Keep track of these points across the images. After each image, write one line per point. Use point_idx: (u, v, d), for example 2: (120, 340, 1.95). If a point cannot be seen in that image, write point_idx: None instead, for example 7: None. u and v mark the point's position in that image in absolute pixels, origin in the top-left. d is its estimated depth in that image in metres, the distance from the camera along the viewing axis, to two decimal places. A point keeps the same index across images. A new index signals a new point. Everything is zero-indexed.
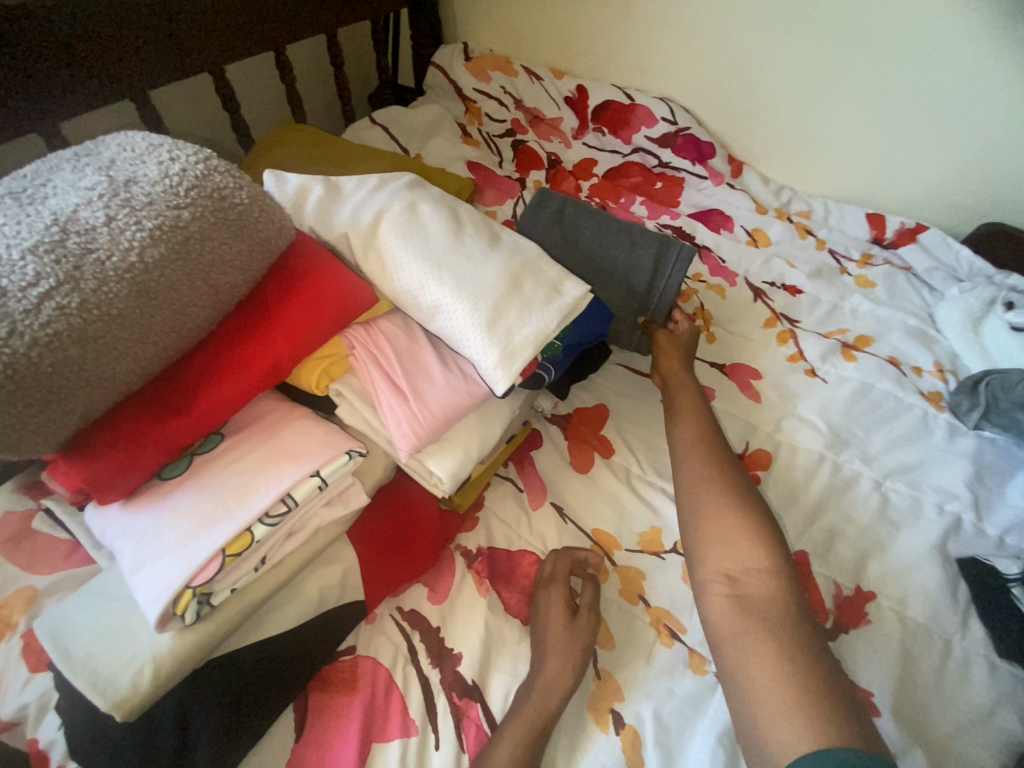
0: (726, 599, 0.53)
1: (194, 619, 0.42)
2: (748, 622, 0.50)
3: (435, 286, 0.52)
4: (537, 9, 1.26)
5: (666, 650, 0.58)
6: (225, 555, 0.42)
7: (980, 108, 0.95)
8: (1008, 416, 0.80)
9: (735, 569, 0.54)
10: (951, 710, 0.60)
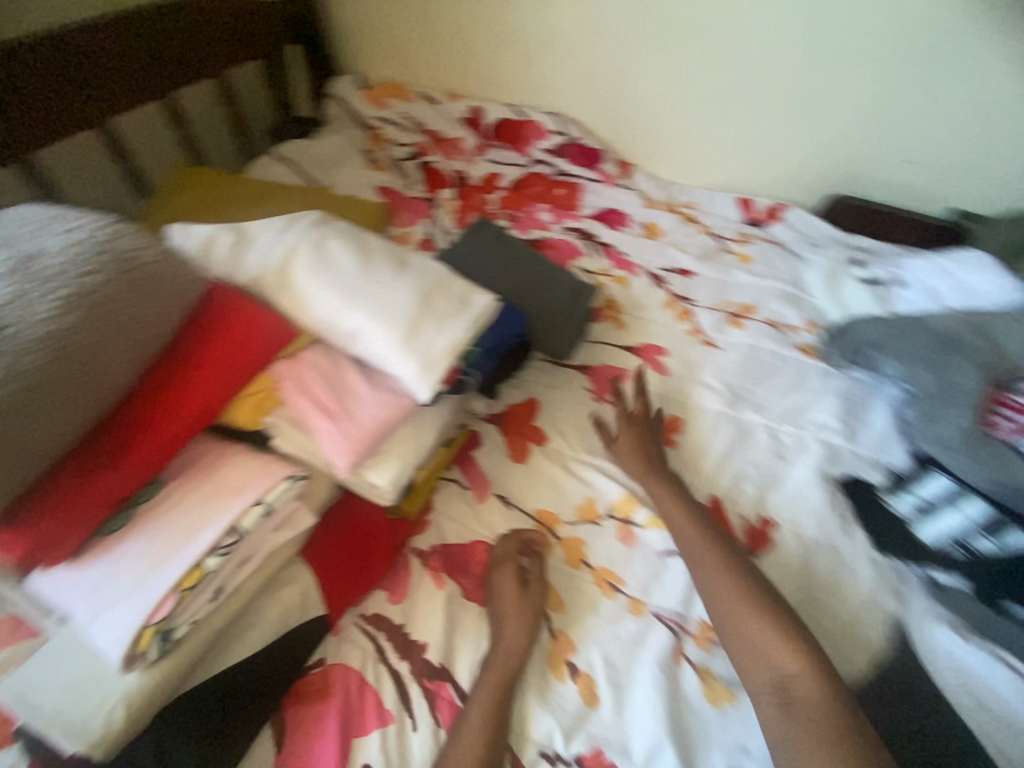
0: (779, 709, 0.51)
1: (159, 654, 0.45)
2: (805, 734, 0.48)
3: (352, 313, 0.57)
4: (423, 39, 1.33)
5: (608, 601, 0.67)
6: (181, 591, 0.45)
7: (807, 101, 1.13)
8: (867, 358, 0.94)
9: (779, 674, 0.53)
10: (848, 602, 0.72)
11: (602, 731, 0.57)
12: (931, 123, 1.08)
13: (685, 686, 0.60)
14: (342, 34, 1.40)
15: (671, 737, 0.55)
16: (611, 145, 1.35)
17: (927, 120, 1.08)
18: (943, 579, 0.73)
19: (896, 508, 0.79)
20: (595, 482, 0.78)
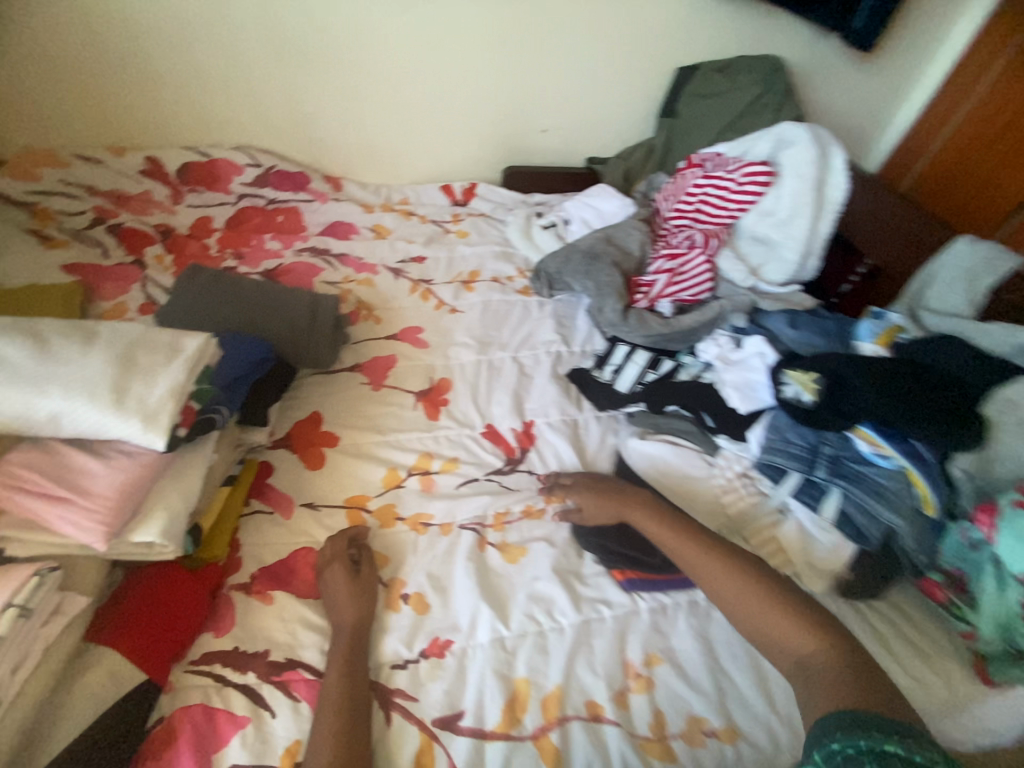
0: (800, 679, 0.58)
1: None
2: (827, 700, 0.54)
3: (44, 399, 0.57)
4: (60, 99, 1.24)
5: (422, 536, 0.81)
6: None
7: (452, 96, 1.40)
8: (560, 283, 1.24)
9: (794, 653, 0.61)
10: (593, 450, 0.98)
11: (438, 623, 0.70)
12: (541, 98, 1.45)
13: (492, 563, 0.77)
14: None
15: (488, 597, 0.72)
16: (314, 166, 1.45)
17: (538, 97, 1.44)
18: (633, 409, 1.03)
19: (603, 378, 1.07)
20: (392, 455, 0.91)
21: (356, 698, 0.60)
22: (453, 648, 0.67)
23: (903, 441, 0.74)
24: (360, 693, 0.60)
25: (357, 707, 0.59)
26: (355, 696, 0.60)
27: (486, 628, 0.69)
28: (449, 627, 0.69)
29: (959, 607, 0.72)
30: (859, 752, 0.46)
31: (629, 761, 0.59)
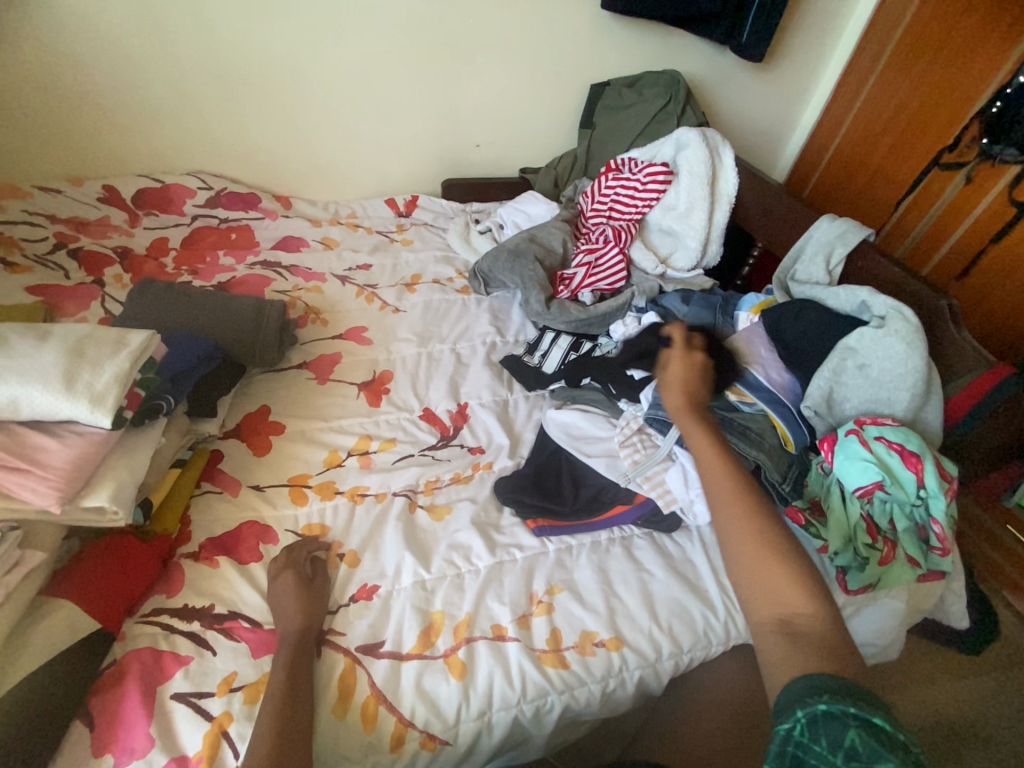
0: (782, 639, 0.57)
1: None
2: (800, 657, 0.55)
3: (2, 387, 0.66)
4: (20, 135, 1.34)
5: (361, 504, 0.88)
6: None
7: (390, 118, 1.53)
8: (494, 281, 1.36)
9: (782, 612, 0.60)
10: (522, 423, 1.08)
11: (368, 571, 0.77)
12: (473, 116, 1.59)
13: (421, 521, 0.86)
14: None
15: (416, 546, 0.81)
16: (265, 186, 1.57)
17: (470, 115, 1.59)
18: (556, 386, 1.13)
19: (533, 363, 1.16)
20: (333, 439, 1.00)
21: (298, 662, 0.64)
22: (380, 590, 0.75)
23: (763, 389, 0.89)
24: (306, 653, 0.65)
25: (300, 667, 0.63)
26: (302, 657, 0.65)
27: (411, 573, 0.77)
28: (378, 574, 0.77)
29: (815, 528, 0.79)
30: (834, 712, 0.45)
31: (526, 671, 0.68)
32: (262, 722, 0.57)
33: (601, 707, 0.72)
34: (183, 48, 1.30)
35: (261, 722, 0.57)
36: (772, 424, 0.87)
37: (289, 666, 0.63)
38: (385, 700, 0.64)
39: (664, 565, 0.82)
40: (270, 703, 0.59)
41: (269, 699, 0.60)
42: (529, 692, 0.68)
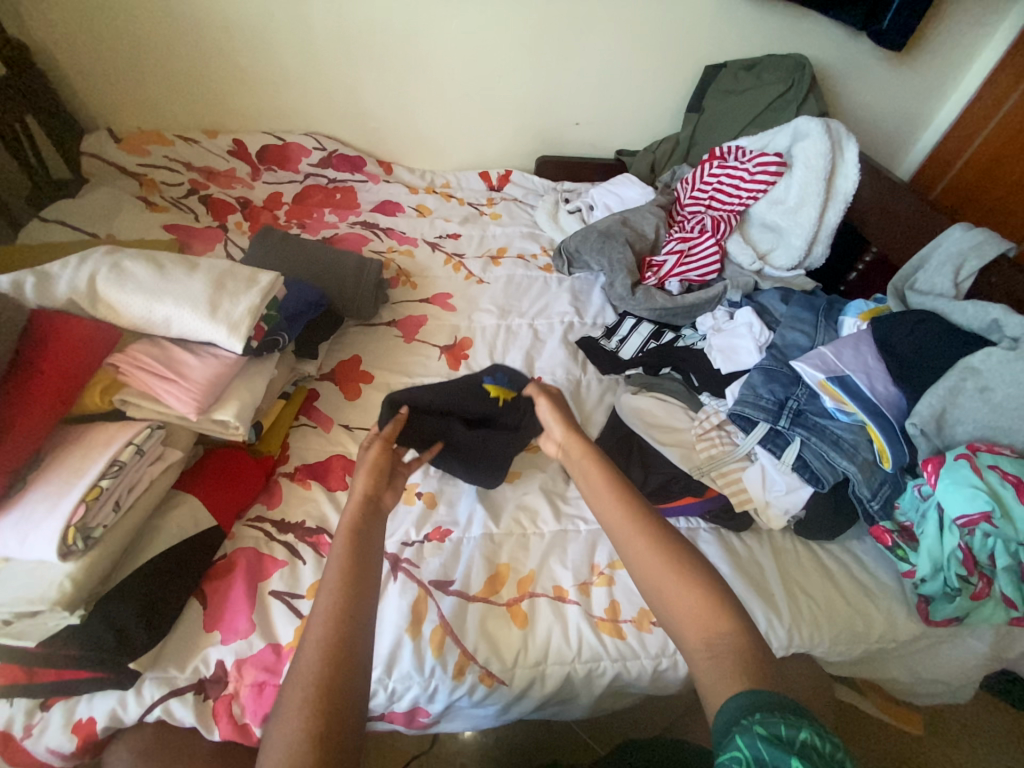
0: (708, 661, 0.51)
1: (85, 545, 0.61)
2: (726, 680, 0.49)
3: (161, 306, 0.77)
4: (169, 89, 1.49)
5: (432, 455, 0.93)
6: (86, 500, 0.61)
7: (495, 91, 1.55)
8: (580, 261, 1.35)
9: (704, 630, 0.53)
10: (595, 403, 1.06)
11: (443, 515, 0.82)
12: (575, 93, 1.57)
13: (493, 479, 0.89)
14: (81, 97, 1.49)
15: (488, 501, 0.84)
16: (369, 150, 1.65)
17: (573, 92, 1.57)
18: (633, 371, 1.10)
19: (610, 347, 1.14)
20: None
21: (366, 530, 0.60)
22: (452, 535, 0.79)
23: (864, 398, 0.81)
24: (372, 531, 0.60)
25: (365, 534, 0.59)
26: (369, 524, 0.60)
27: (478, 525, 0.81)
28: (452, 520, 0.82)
29: (903, 551, 0.78)
30: (773, 736, 0.43)
31: (584, 633, 0.71)
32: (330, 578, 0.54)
33: (650, 683, 0.73)
34: (314, 13, 1.38)
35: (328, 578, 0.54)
36: (869, 437, 0.81)
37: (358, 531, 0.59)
38: (451, 632, 0.70)
39: (731, 560, 0.81)
40: (336, 562, 0.55)
41: (336, 556, 0.56)
42: (583, 653, 0.70)
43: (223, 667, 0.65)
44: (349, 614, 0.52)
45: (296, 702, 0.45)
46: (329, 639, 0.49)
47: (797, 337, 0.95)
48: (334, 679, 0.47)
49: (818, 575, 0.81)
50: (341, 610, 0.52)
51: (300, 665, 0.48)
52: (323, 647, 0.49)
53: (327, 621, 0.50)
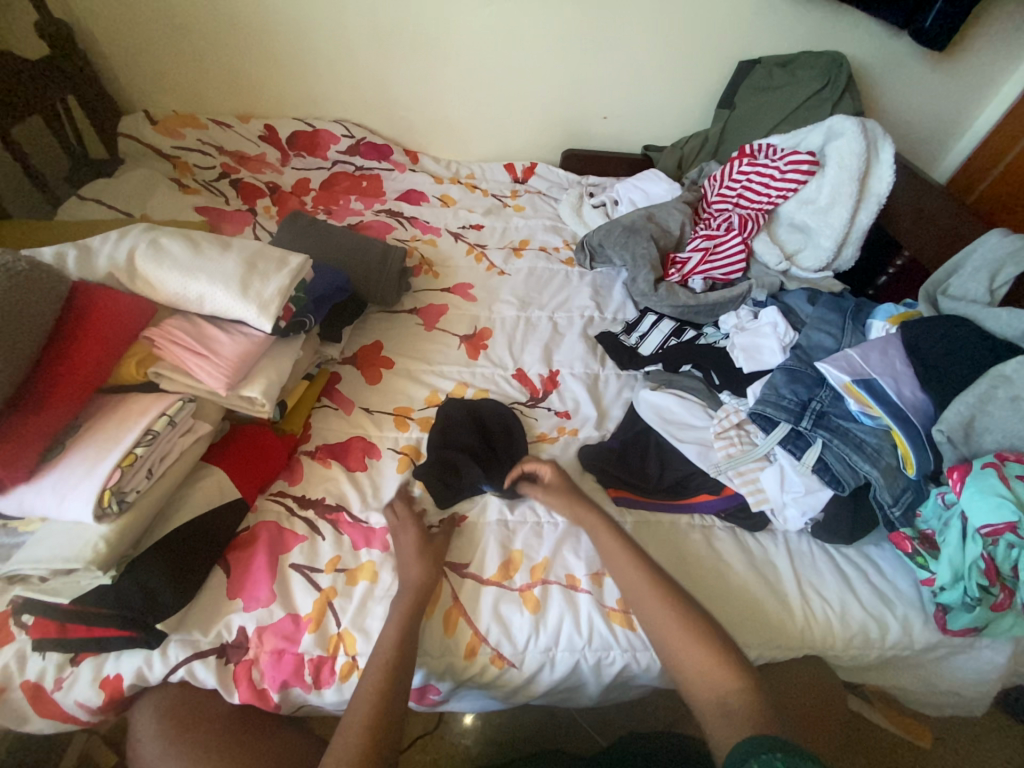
0: (721, 720, 0.56)
1: (118, 508, 0.63)
2: (741, 735, 0.54)
3: (195, 283, 0.79)
4: (204, 73, 1.52)
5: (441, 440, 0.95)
6: (122, 465, 0.64)
7: (523, 83, 1.54)
8: (602, 255, 1.34)
9: (718, 693, 0.59)
10: (613, 397, 1.07)
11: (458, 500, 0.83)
12: (604, 87, 1.56)
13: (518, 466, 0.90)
14: (119, 78, 1.53)
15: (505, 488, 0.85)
16: (396, 139, 1.66)
17: (602, 85, 1.56)
18: (652, 368, 1.10)
19: (630, 343, 1.14)
20: (434, 381, 1.06)
21: (432, 563, 0.72)
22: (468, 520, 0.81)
23: (890, 401, 0.79)
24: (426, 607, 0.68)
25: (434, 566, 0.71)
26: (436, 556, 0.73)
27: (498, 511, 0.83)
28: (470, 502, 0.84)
29: (922, 558, 0.77)
30: None
31: (595, 622, 0.72)
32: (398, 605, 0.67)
33: (658, 676, 0.74)
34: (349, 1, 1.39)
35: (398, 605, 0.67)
36: (893, 442, 0.80)
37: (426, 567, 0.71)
38: (465, 614, 0.71)
39: (744, 559, 0.81)
40: (405, 594, 0.68)
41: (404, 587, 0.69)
42: (593, 642, 0.71)
43: (244, 633, 0.67)
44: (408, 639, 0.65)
45: (365, 697, 0.59)
46: (393, 651, 0.63)
47: (823, 338, 0.93)
48: (392, 684, 0.61)
49: (833, 578, 0.80)
50: (402, 632, 0.65)
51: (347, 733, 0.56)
52: (389, 659, 0.62)
53: (393, 641, 0.64)
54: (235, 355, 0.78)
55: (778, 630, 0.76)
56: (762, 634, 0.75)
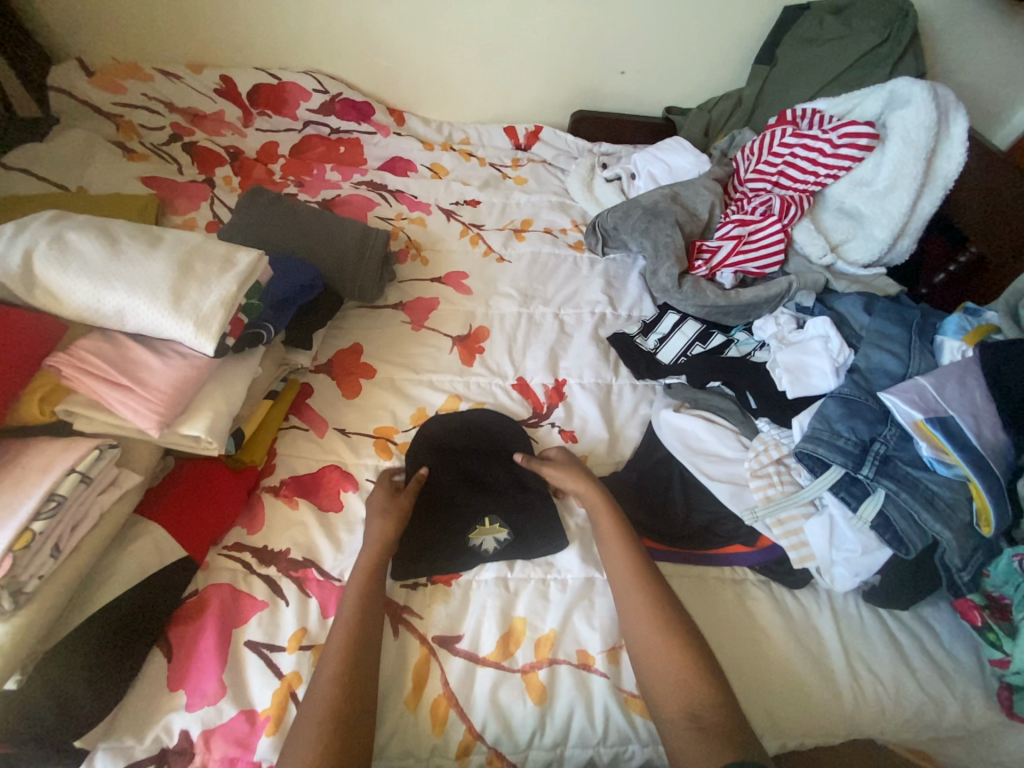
0: (693, 736, 0.55)
1: (14, 605, 0.49)
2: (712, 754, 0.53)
3: (111, 294, 0.62)
4: (144, 10, 1.27)
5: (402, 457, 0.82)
6: (15, 550, 0.49)
7: (528, 28, 1.30)
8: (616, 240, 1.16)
9: (689, 704, 0.57)
10: (630, 415, 0.92)
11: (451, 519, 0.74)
12: (622, 34, 1.32)
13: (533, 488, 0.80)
14: (41, 15, 1.27)
15: (503, 506, 0.75)
16: (377, 94, 1.43)
17: (619, 31, 1.32)
18: (673, 380, 0.95)
19: (647, 347, 0.99)
20: (422, 395, 0.90)
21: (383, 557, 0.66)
22: (462, 546, 0.71)
23: (968, 446, 0.65)
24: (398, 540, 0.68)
25: (371, 595, 0.62)
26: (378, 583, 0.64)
27: (492, 539, 0.72)
28: (465, 525, 0.73)
29: (995, 634, 0.66)
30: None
31: (611, 712, 0.60)
32: (341, 619, 0.60)
33: None
34: None
35: (340, 618, 0.60)
36: (969, 494, 0.67)
37: (366, 591, 0.62)
38: (456, 704, 0.60)
39: (784, 628, 0.70)
40: (347, 610, 0.61)
41: (349, 597, 0.62)
42: (610, 735, 0.60)
43: (188, 738, 0.55)
44: (353, 667, 0.57)
45: (319, 704, 0.54)
46: (341, 675, 0.56)
47: (885, 359, 0.78)
48: (349, 684, 0.55)
49: (887, 649, 0.69)
50: (350, 650, 0.58)
51: (327, 658, 0.57)
52: (336, 689, 0.55)
53: (332, 677, 0.55)
54: (169, 384, 0.62)
55: (823, 718, 0.65)
56: (808, 725, 0.66)
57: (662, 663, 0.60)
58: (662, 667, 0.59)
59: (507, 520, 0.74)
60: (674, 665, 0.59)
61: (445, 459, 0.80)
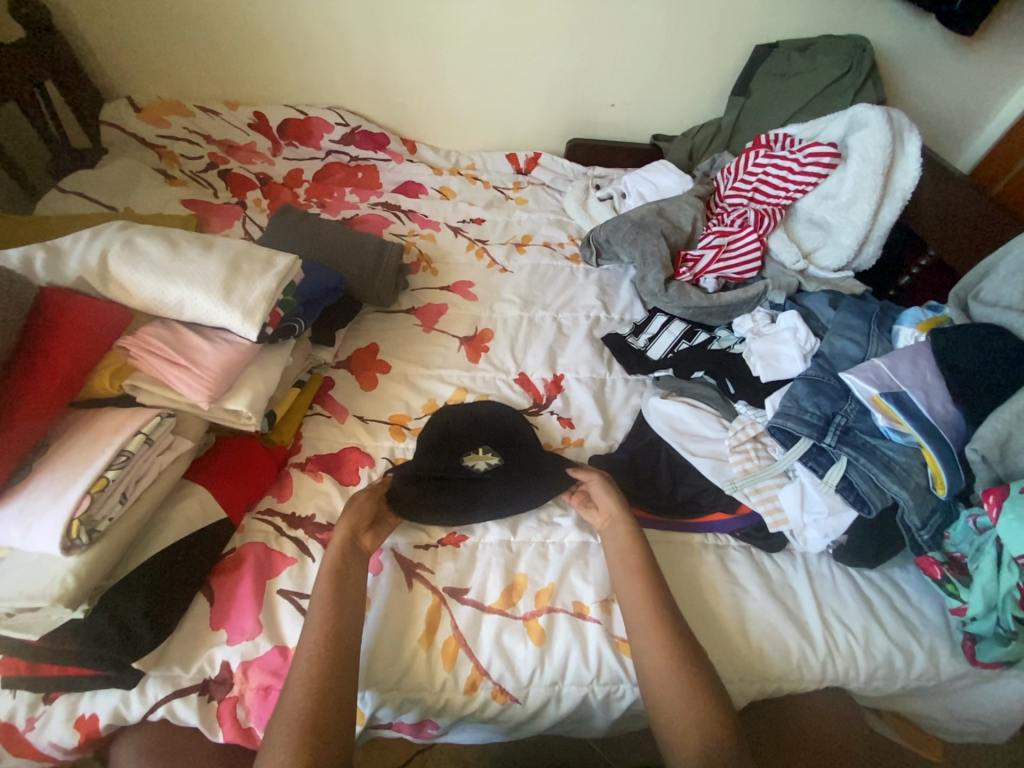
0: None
1: (88, 539, 0.58)
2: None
3: (172, 288, 0.73)
4: (189, 56, 1.44)
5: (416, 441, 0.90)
6: (91, 491, 0.59)
7: (528, 68, 1.46)
8: (609, 252, 1.27)
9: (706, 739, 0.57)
10: (622, 404, 1.01)
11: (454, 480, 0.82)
12: (612, 72, 1.48)
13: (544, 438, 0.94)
14: (100, 62, 1.45)
15: (496, 444, 0.88)
16: (392, 127, 1.58)
17: (609, 70, 1.47)
18: (661, 374, 1.04)
19: (637, 345, 1.08)
20: (432, 387, 0.99)
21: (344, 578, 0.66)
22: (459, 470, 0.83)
23: (920, 417, 0.73)
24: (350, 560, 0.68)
25: (340, 625, 0.62)
26: (342, 616, 0.62)
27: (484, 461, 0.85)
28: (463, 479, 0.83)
29: (953, 585, 0.72)
30: None
31: (604, 655, 0.67)
32: (304, 644, 0.59)
33: None
34: None
35: (305, 641, 0.60)
36: (924, 460, 0.74)
37: (333, 616, 0.62)
38: (465, 645, 0.67)
39: (761, 588, 0.76)
40: (309, 633, 0.60)
41: (313, 617, 0.62)
42: (603, 675, 0.67)
43: (228, 668, 0.63)
44: (319, 691, 0.56)
45: (281, 728, 0.54)
46: (304, 706, 0.55)
47: (847, 346, 0.87)
48: (312, 704, 0.55)
49: (857, 605, 0.75)
50: (310, 681, 0.57)
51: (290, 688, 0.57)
52: (298, 720, 0.54)
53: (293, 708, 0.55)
54: (218, 365, 0.72)
55: (779, 672, 0.72)
56: (775, 671, 0.72)
57: (667, 665, 0.62)
58: (659, 657, 0.62)
59: (497, 453, 0.86)
60: (664, 652, 0.63)
61: (444, 436, 0.88)
